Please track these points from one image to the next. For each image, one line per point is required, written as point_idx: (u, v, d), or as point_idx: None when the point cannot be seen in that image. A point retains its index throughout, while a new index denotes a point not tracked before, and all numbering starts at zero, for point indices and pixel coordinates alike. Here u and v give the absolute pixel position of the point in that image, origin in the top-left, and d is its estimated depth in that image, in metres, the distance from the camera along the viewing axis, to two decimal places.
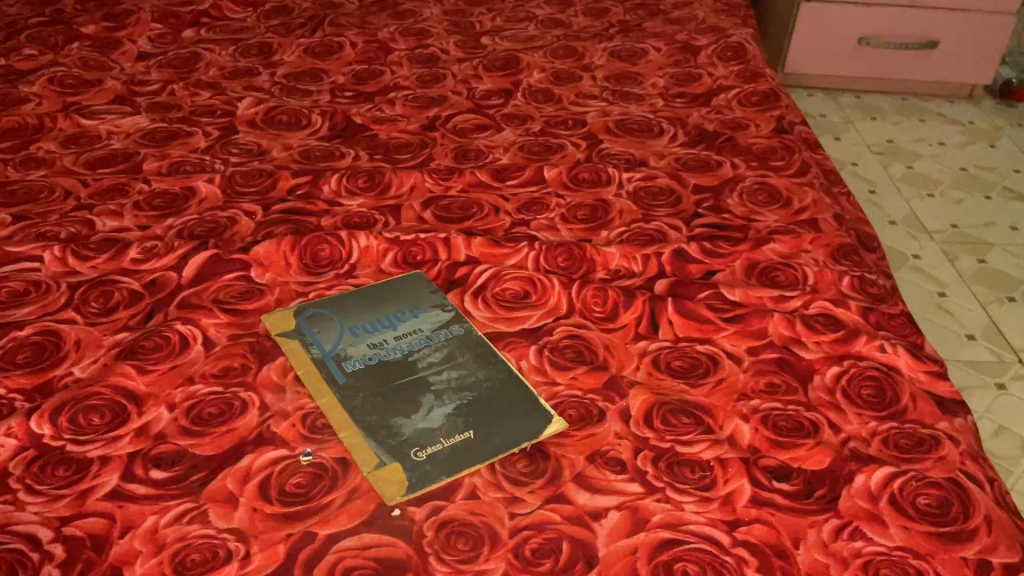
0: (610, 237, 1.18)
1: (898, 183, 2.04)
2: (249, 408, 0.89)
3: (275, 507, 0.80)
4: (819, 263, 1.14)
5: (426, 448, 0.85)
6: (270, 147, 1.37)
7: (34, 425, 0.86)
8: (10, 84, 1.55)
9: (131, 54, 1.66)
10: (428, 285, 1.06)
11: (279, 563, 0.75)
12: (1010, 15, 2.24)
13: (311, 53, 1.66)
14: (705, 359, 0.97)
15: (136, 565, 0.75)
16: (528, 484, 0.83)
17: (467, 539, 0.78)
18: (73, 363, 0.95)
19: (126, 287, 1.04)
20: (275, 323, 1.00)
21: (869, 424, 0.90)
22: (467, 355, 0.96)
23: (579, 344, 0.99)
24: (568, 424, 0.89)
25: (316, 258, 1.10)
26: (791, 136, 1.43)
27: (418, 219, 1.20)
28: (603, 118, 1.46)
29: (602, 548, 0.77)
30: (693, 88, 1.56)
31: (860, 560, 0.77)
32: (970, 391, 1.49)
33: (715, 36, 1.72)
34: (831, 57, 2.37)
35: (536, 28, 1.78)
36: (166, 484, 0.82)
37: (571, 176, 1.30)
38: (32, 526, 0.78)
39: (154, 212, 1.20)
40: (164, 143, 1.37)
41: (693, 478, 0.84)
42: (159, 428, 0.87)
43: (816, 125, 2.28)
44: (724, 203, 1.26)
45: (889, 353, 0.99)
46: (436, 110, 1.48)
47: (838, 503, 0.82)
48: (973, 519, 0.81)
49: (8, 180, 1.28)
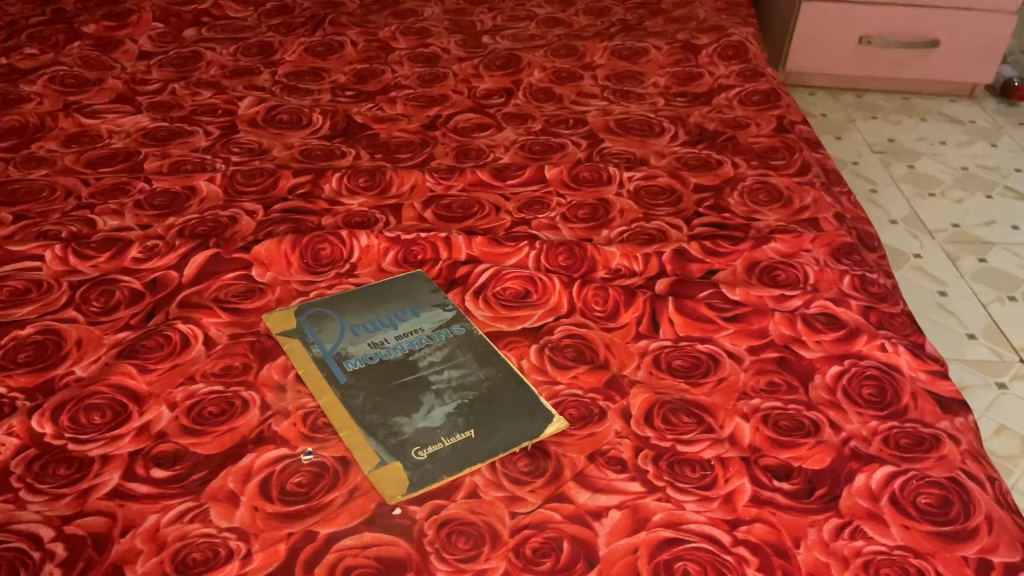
0: (611, 236, 1.18)
1: (899, 183, 2.04)
2: (249, 408, 0.89)
3: (276, 506, 0.80)
4: (820, 262, 1.14)
5: (426, 448, 0.85)
6: (271, 147, 1.37)
7: (34, 424, 0.87)
8: (10, 84, 1.55)
9: (132, 53, 1.66)
10: (428, 285, 1.06)
11: (280, 563, 0.75)
12: (1010, 15, 2.24)
13: (312, 53, 1.66)
14: (706, 358, 0.97)
15: (137, 565, 0.75)
16: (528, 483, 0.83)
17: (467, 538, 0.78)
18: (74, 363, 0.95)
19: (127, 286, 1.04)
20: (276, 323, 1.00)
21: (869, 423, 0.90)
22: (468, 355, 0.96)
23: (579, 344, 0.99)
24: (568, 423, 0.89)
25: (317, 257, 1.10)
26: (791, 135, 1.43)
27: (419, 219, 1.20)
28: (603, 117, 1.46)
29: (603, 548, 0.77)
30: (694, 88, 1.56)
31: (860, 560, 0.77)
32: (970, 391, 1.49)
33: (716, 36, 1.71)
34: (832, 56, 2.37)
35: (536, 28, 1.78)
36: (167, 483, 0.82)
37: (572, 176, 1.30)
38: (33, 525, 0.78)
39: (155, 212, 1.20)
40: (164, 143, 1.37)
41: (693, 477, 0.84)
42: (160, 427, 0.87)
43: (817, 125, 2.28)
44: (724, 202, 1.26)
45: (890, 353, 0.99)
46: (437, 109, 1.48)
47: (839, 502, 0.82)
48: (974, 518, 0.81)
49: (8, 180, 1.28)
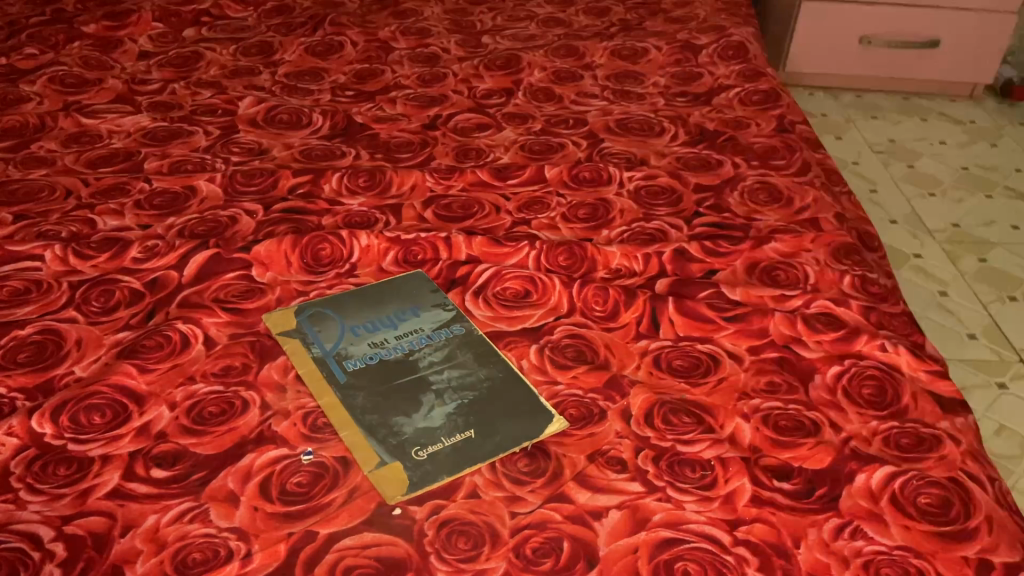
0: (611, 236, 1.18)
1: (899, 183, 2.04)
2: (249, 408, 0.89)
3: (277, 506, 0.80)
4: (820, 262, 1.13)
5: (426, 448, 0.85)
6: (271, 147, 1.37)
7: (34, 424, 0.86)
8: (10, 84, 1.55)
9: (132, 53, 1.66)
10: (428, 284, 1.06)
11: (280, 563, 0.75)
12: (1010, 15, 2.24)
13: (312, 53, 1.66)
14: (706, 358, 0.97)
15: (137, 565, 0.75)
16: (528, 484, 0.83)
17: (467, 538, 0.78)
18: (74, 363, 0.95)
19: (126, 286, 1.04)
20: (276, 322, 1.00)
21: (869, 423, 0.90)
22: (469, 355, 0.96)
23: (579, 344, 0.99)
24: (568, 423, 0.89)
25: (317, 257, 1.10)
26: (791, 135, 1.43)
27: (419, 219, 1.20)
28: (603, 117, 1.46)
29: (603, 548, 0.77)
30: (694, 87, 1.56)
31: (861, 560, 0.77)
32: (970, 391, 1.48)
33: (716, 36, 1.71)
34: (832, 56, 2.37)
35: (536, 28, 1.78)
36: (167, 483, 0.82)
37: (572, 175, 1.30)
38: (33, 525, 0.78)
39: (155, 212, 1.20)
40: (164, 143, 1.37)
41: (693, 477, 0.84)
42: (160, 427, 0.87)
43: (816, 125, 2.28)
44: (725, 202, 1.26)
45: (890, 352, 0.99)
46: (436, 109, 1.48)
47: (839, 502, 0.82)
48: (975, 519, 0.81)
49: (8, 180, 1.28)
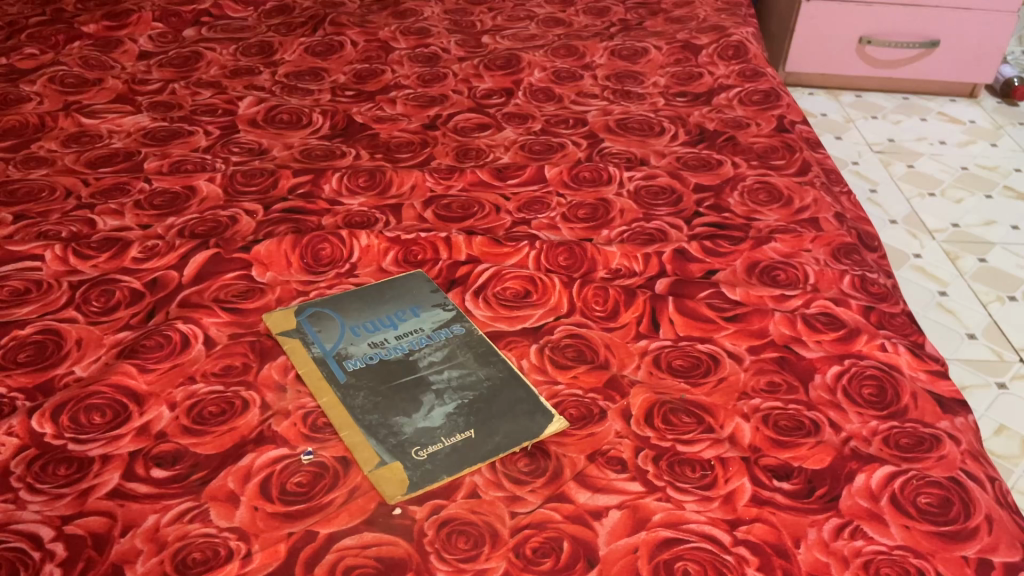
0: (611, 236, 1.18)
1: (899, 183, 2.04)
2: (250, 408, 0.89)
3: (277, 506, 0.80)
4: (820, 262, 1.14)
5: (426, 448, 0.85)
6: (271, 147, 1.37)
7: (34, 424, 0.86)
8: (10, 84, 1.55)
9: (132, 53, 1.66)
10: (428, 284, 1.06)
11: (279, 563, 0.75)
12: (1010, 14, 2.24)
13: (312, 53, 1.66)
14: (706, 358, 0.97)
15: (137, 565, 0.75)
16: (528, 483, 0.83)
17: (467, 538, 0.78)
18: (74, 363, 0.95)
19: (127, 286, 1.04)
20: (276, 322, 1.00)
21: (869, 423, 0.90)
22: (469, 355, 0.96)
23: (579, 344, 0.99)
24: (568, 423, 0.89)
25: (317, 257, 1.10)
26: (791, 135, 1.43)
27: (419, 218, 1.20)
28: (603, 117, 1.46)
29: (603, 548, 0.77)
30: (694, 87, 1.56)
31: (860, 560, 0.77)
32: (970, 390, 1.49)
33: (716, 35, 1.71)
34: (832, 55, 2.37)
35: (536, 27, 1.78)
36: (167, 483, 0.82)
37: (572, 175, 1.30)
38: (34, 525, 0.78)
39: (155, 212, 1.20)
40: (164, 143, 1.37)
41: (693, 477, 0.84)
42: (161, 427, 0.87)
43: (816, 125, 2.28)
44: (724, 202, 1.26)
45: (890, 353, 0.99)
46: (436, 109, 1.48)
47: (839, 502, 0.82)
48: (975, 518, 0.81)
49: (8, 180, 1.28)
